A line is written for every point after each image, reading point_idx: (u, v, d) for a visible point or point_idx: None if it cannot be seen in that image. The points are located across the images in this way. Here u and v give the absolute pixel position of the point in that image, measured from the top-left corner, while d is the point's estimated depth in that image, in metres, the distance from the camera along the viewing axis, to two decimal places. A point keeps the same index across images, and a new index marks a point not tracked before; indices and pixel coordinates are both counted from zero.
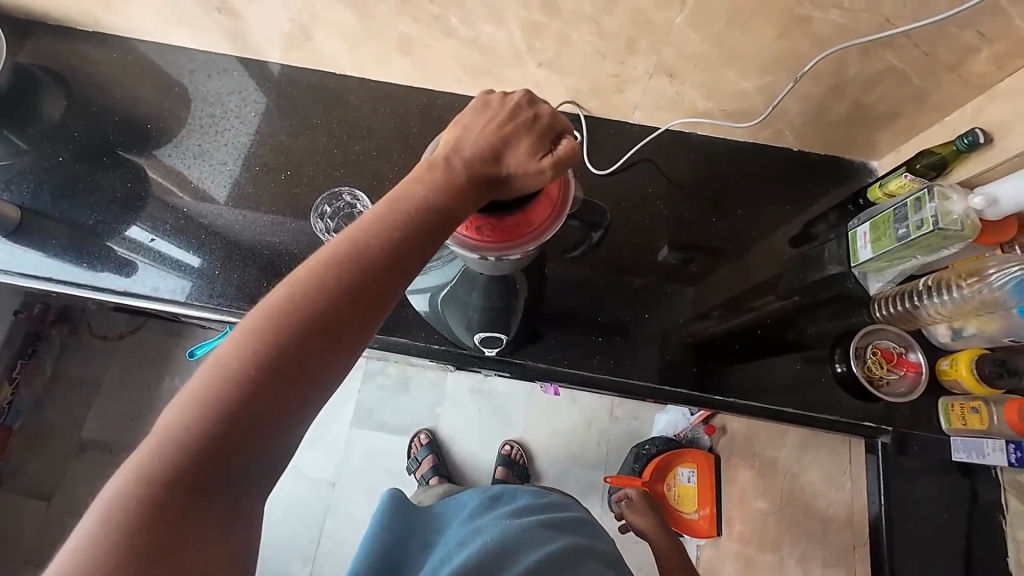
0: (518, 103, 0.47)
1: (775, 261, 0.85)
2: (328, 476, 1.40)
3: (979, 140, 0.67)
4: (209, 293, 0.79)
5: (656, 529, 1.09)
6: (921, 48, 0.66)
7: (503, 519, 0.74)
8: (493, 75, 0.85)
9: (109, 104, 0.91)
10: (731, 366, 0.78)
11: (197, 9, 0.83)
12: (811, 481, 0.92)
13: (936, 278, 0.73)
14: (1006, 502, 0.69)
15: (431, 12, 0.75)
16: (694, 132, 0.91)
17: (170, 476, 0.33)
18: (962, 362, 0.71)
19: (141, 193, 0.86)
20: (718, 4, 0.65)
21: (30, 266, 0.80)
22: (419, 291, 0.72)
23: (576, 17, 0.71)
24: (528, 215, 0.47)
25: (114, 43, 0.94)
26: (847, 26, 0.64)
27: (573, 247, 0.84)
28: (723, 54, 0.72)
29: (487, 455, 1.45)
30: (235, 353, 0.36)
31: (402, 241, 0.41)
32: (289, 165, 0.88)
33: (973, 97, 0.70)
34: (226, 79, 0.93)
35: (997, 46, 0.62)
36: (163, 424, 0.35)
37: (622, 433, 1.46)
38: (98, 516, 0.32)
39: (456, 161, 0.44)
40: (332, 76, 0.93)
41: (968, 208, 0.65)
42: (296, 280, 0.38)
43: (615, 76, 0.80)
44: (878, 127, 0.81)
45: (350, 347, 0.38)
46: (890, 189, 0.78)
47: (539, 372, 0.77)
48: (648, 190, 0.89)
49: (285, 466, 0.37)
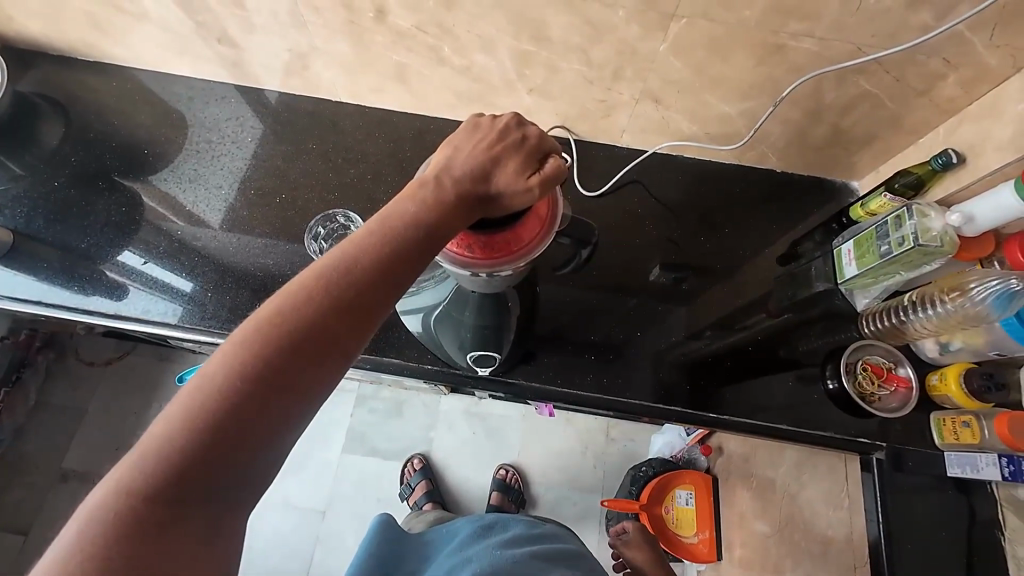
0: (508, 124, 0.48)
1: (763, 279, 0.87)
2: (317, 504, 1.37)
3: (953, 160, 0.69)
4: (199, 316, 0.78)
5: (652, 564, 1.07)
6: (891, 74, 0.69)
7: (494, 550, 0.72)
8: (485, 102, 0.88)
9: (108, 130, 0.93)
10: (724, 383, 0.78)
11: (197, 40, 0.85)
12: (810, 498, 0.90)
13: (919, 294, 0.74)
14: (1004, 518, 0.68)
15: (425, 43, 0.78)
16: (681, 154, 0.94)
17: (150, 490, 0.32)
18: (951, 376, 0.72)
19: (135, 217, 0.87)
20: (698, 34, 0.69)
21: (18, 289, 0.79)
22: (412, 312, 0.72)
23: (564, 47, 0.75)
24: (517, 233, 0.48)
25: (115, 72, 0.96)
26: (821, 54, 0.68)
27: (563, 265, 0.85)
28: (705, 80, 0.75)
29: (481, 480, 1.42)
30: (225, 364, 0.35)
31: (393, 256, 0.41)
32: (285, 189, 0.90)
33: (945, 120, 0.73)
34: (224, 105, 0.95)
35: (962, 71, 0.65)
36: (146, 437, 0.34)
37: (618, 455, 1.44)
38: (74, 531, 0.31)
39: (446, 180, 0.45)
40: (328, 102, 0.96)
41: (946, 225, 0.68)
42: (287, 293, 0.38)
43: (603, 102, 0.83)
44: (856, 150, 0.84)
45: (339, 361, 0.39)
46: (872, 209, 0.79)
47: (532, 391, 0.77)
48: (638, 211, 0.91)
49: (270, 482, 0.36)
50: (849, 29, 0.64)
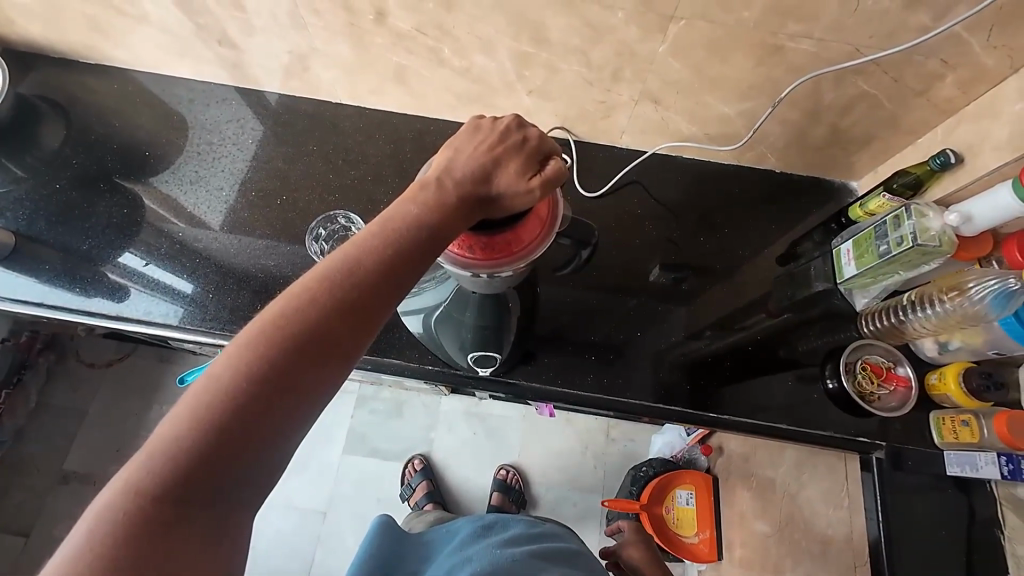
0: (508, 126, 0.48)
1: (762, 279, 0.87)
2: (318, 505, 1.37)
3: (951, 160, 0.69)
4: (201, 317, 0.78)
5: (649, 564, 1.06)
6: (890, 75, 0.69)
7: (493, 550, 0.72)
8: (485, 103, 0.88)
9: (109, 132, 0.93)
10: (724, 383, 0.78)
11: (198, 42, 0.86)
12: (810, 498, 0.90)
13: (919, 293, 0.74)
14: (1003, 516, 0.68)
15: (425, 44, 0.78)
16: (680, 155, 0.94)
17: (156, 491, 0.32)
18: (951, 375, 0.72)
19: (136, 219, 0.87)
20: (697, 35, 0.69)
21: (19, 291, 0.79)
22: (413, 313, 0.72)
23: (563, 48, 0.75)
24: (518, 233, 0.48)
25: (116, 74, 0.96)
26: (819, 54, 0.68)
27: (562, 266, 0.86)
28: (704, 81, 0.76)
29: (482, 480, 1.42)
30: (230, 365, 0.36)
31: (395, 257, 0.42)
32: (285, 190, 0.90)
33: (943, 120, 0.73)
34: (224, 107, 0.96)
35: (960, 72, 0.66)
36: (152, 438, 0.34)
37: (618, 455, 1.45)
38: (81, 532, 0.31)
39: (448, 181, 0.45)
40: (328, 104, 0.96)
41: (945, 225, 0.68)
42: (291, 295, 0.39)
43: (602, 103, 0.84)
44: (854, 150, 0.84)
45: (342, 362, 0.39)
46: (870, 209, 0.80)
47: (532, 391, 0.77)
48: (637, 212, 0.91)
49: (275, 482, 0.37)
50: (847, 30, 0.64)
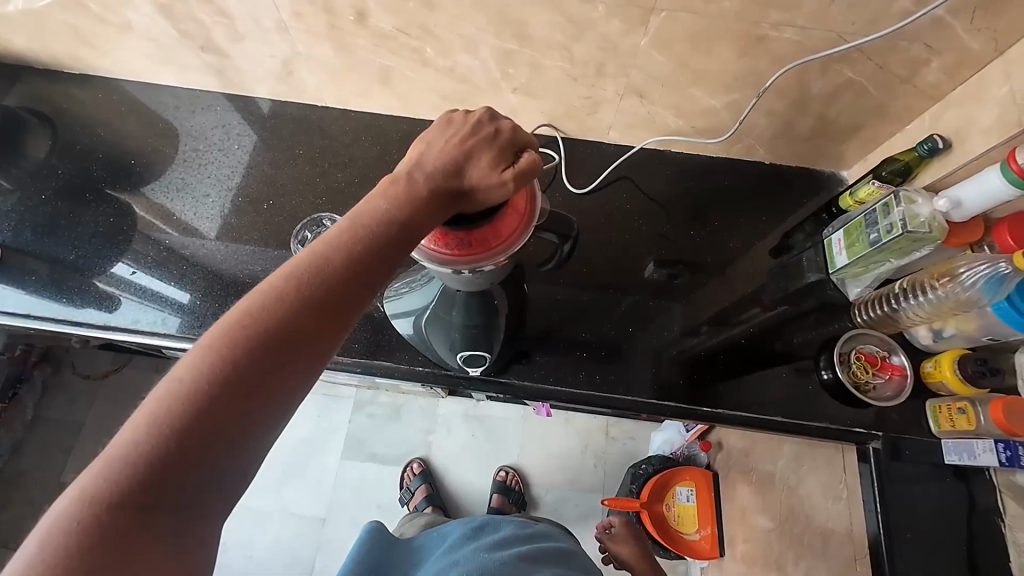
0: (480, 119, 0.48)
1: (755, 272, 0.87)
2: (318, 512, 1.36)
3: (939, 146, 0.69)
4: (192, 325, 0.78)
5: (639, 560, 1.05)
6: (874, 62, 0.69)
7: (480, 553, 0.71)
8: (471, 103, 0.88)
9: (94, 142, 0.93)
10: (720, 377, 0.77)
11: (183, 50, 0.86)
12: (809, 493, 0.88)
13: (911, 281, 0.74)
14: (1004, 505, 0.67)
15: (407, 45, 0.78)
16: (669, 149, 0.94)
17: (113, 498, 0.32)
18: (945, 363, 0.72)
19: (124, 227, 0.86)
20: (680, 27, 0.68)
21: (7, 303, 0.79)
22: (402, 315, 0.72)
23: (547, 44, 0.74)
24: (496, 227, 0.47)
25: (102, 84, 0.96)
26: (803, 43, 0.68)
27: (545, 261, 0.85)
28: (689, 74, 0.75)
29: (482, 482, 1.42)
30: (192, 368, 0.35)
31: (363, 255, 0.41)
32: (273, 196, 0.89)
33: (930, 106, 0.72)
34: (210, 113, 0.95)
35: (945, 56, 0.65)
36: (110, 445, 0.33)
37: (617, 453, 1.44)
38: (39, 540, 0.31)
39: (419, 176, 0.45)
40: (315, 107, 0.96)
41: (934, 210, 0.67)
42: (256, 294, 0.38)
43: (588, 98, 0.83)
44: (843, 140, 0.84)
45: (311, 362, 0.38)
46: (860, 198, 0.79)
47: (525, 390, 0.76)
48: (627, 207, 0.91)
49: (243, 488, 0.36)
50: (829, 17, 0.64)
